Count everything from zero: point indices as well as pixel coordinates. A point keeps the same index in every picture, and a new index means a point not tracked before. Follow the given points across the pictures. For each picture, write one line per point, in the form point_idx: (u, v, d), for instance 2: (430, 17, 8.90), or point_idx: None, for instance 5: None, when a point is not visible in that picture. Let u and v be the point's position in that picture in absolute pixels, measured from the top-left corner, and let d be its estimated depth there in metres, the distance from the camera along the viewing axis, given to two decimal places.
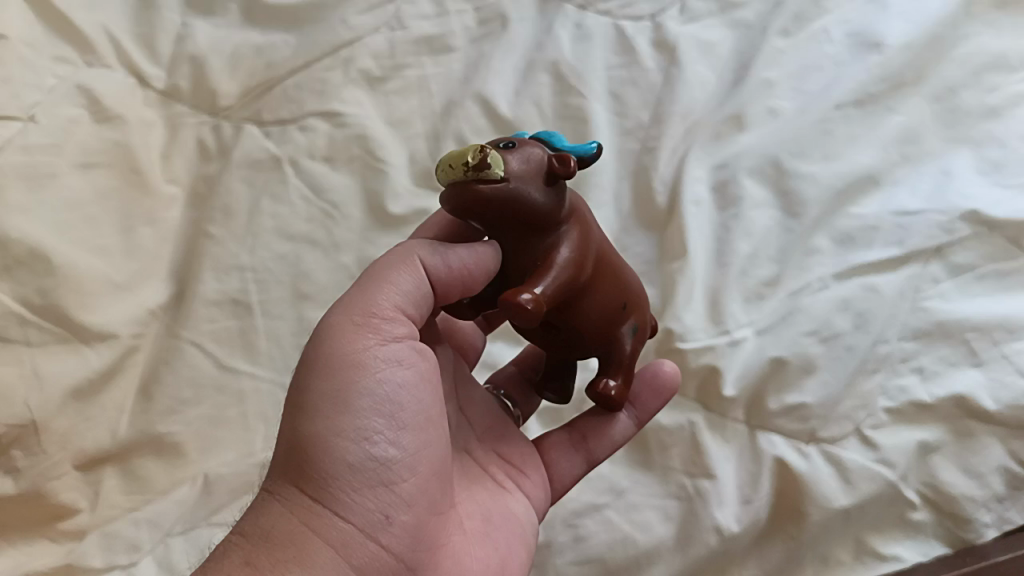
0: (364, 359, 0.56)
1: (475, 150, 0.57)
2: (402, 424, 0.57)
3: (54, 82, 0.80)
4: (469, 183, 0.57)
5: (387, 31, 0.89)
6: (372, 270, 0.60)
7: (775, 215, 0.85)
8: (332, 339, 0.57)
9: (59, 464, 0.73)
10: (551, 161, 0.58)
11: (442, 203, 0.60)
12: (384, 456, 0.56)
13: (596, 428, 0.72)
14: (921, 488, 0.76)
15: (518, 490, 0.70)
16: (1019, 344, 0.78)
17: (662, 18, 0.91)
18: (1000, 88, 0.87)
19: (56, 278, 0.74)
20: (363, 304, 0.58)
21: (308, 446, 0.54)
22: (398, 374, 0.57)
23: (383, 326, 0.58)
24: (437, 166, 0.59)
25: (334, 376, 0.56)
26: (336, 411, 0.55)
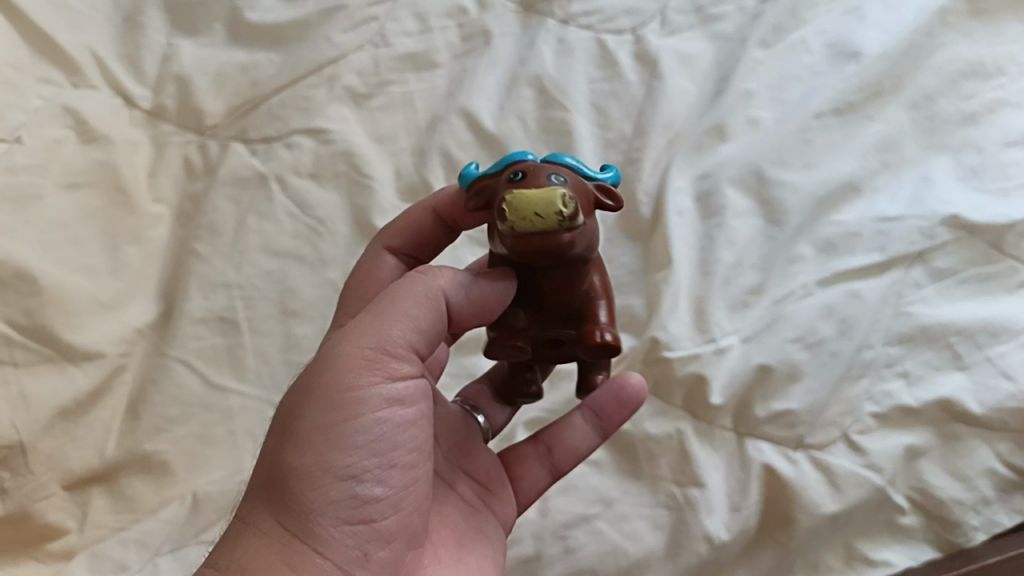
0: (362, 396, 0.55)
1: (565, 199, 0.54)
2: (391, 462, 0.57)
3: (39, 103, 0.80)
4: (560, 236, 0.55)
5: (371, 48, 0.89)
6: (386, 297, 0.58)
7: (757, 223, 0.86)
8: (333, 370, 0.56)
9: (46, 485, 0.73)
10: (601, 198, 0.60)
11: (513, 246, 0.56)
12: (369, 494, 0.56)
13: (560, 440, 0.73)
14: (909, 492, 0.76)
15: (487, 509, 0.70)
16: (1002, 347, 0.79)
17: (643, 32, 0.92)
18: (976, 95, 0.88)
19: (42, 298, 0.75)
20: (372, 336, 0.56)
21: (296, 480, 0.54)
22: (395, 414, 0.57)
23: (388, 364, 0.56)
24: (517, 209, 0.54)
25: (333, 410, 0.55)
26: (329, 448, 0.54)
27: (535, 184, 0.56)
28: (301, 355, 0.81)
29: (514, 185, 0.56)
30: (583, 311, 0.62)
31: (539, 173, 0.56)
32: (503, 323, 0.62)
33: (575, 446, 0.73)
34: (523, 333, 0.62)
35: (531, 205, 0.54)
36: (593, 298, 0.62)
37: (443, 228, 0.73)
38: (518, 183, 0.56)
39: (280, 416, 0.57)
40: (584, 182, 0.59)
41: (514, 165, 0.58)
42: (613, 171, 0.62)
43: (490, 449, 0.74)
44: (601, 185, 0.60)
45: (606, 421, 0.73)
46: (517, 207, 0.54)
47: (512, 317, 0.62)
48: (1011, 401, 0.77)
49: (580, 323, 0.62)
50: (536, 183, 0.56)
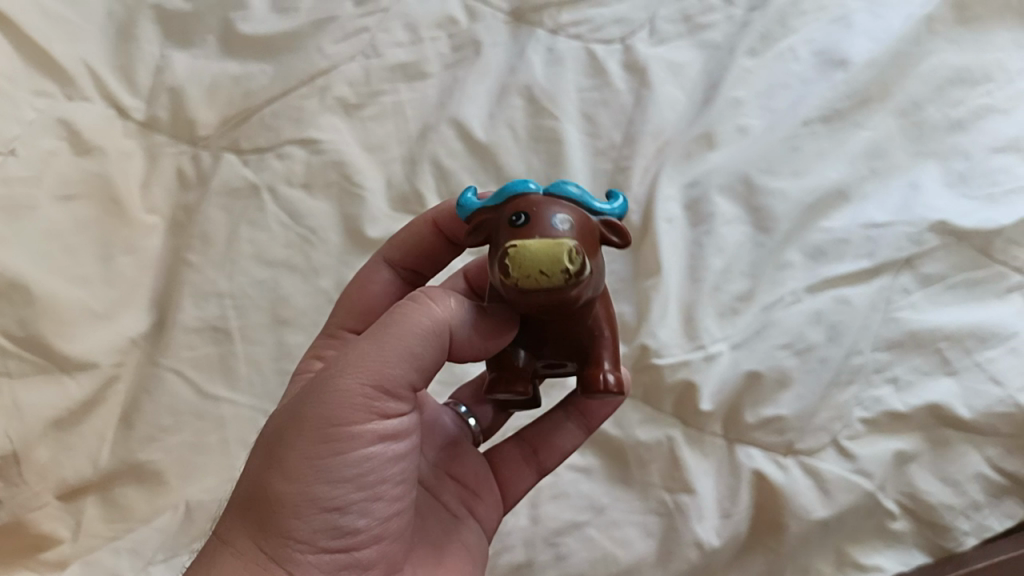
0: (353, 430, 0.55)
1: (573, 254, 0.51)
2: (375, 496, 0.57)
3: (33, 115, 0.81)
4: (567, 292, 0.52)
5: (362, 59, 0.90)
6: (388, 327, 0.55)
7: (746, 231, 0.86)
8: (327, 400, 0.54)
9: (39, 495, 0.73)
10: (607, 235, 0.57)
11: (519, 302, 0.53)
12: (351, 526, 0.56)
13: (546, 440, 0.73)
14: (899, 497, 0.76)
15: (471, 518, 0.70)
16: (990, 352, 0.79)
17: (632, 41, 0.93)
18: (963, 102, 0.89)
19: (35, 308, 0.75)
20: (370, 370, 0.54)
21: (280, 507, 0.54)
22: (386, 450, 0.57)
23: (382, 400, 0.55)
24: (521, 269, 0.51)
25: (323, 442, 0.54)
26: (316, 480, 0.54)
27: (539, 233, 0.53)
28: (293, 364, 0.82)
29: (516, 231, 0.53)
30: (587, 350, 0.59)
31: (542, 218, 0.54)
32: (501, 365, 0.60)
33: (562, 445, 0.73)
34: (522, 375, 0.60)
35: (536, 262, 0.51)
36: (596, 335, 0.59)
37: (444, 241, 0.72)
38: (521, 229, 0.54)
39: (268, 437, 0.56)
40: (589, 217, 0.56)
41: (517, 206, 0.55)
42: (621, 199, 0.59)
43: (479, 454, 0.73)
44: (606, 221, 0.57)
45: (591, 418, 0.73)
46: (520, 264, 0.51)
47: (510, 356, 0.59)
48: (1000, 406, 0.77)
49: (584, 363, 0.59)
50: (540, 231, 0.53)
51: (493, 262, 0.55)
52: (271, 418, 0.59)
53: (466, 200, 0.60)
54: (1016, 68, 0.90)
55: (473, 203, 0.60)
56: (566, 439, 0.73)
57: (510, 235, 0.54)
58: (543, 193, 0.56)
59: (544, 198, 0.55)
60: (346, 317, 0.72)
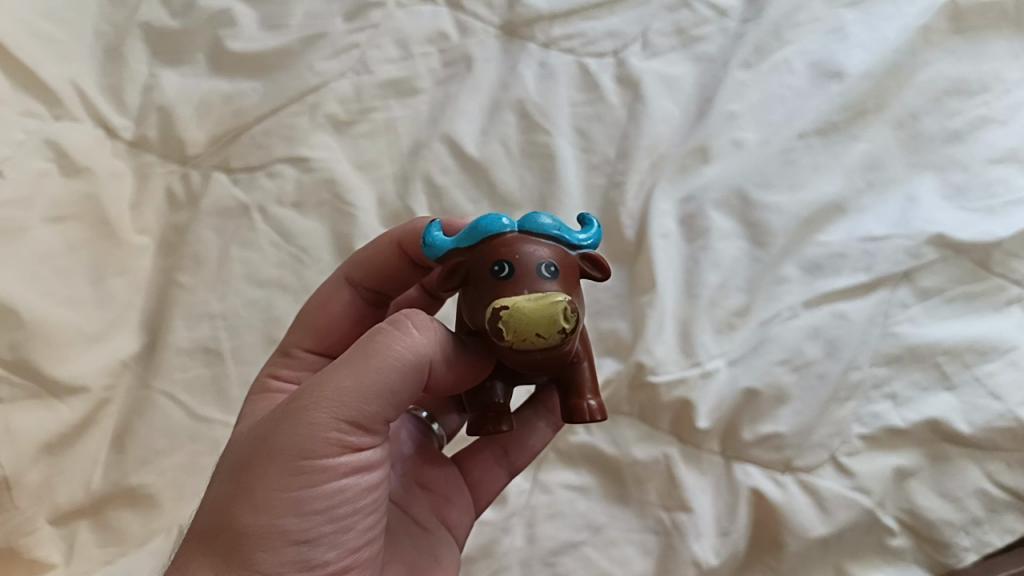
0: (326, 463, 0.54)
1: (567, 312, 0.52)
2: (346, 527, 0.56)
3: (22, 136, 0.80)
4: (562, 346, 0.54)
5: (353, 75, 0.89)
6: (366, 356, 0.55)
7: (741, 245, 0.86)
8: (300, 432, 0.53)
9: (32, 519, 0.72)
10: (588, 269, 0.57)
11: (513, 358, 0.54)
12: (320, 558, 0.55)
13: (516, 441, 0.72)
14: (898, 514, 0.76)
15: (442, 527, 0.69)
16: (991, 367, 0.78)
17: (625, 54, 0.92)
18: (960, 112, 0.88)
19: (26, 331, 0.74)
20: (345, 403, 0.54)
21: (247, 540, 0.53)
22: (359, 480, 0.56)
23: (357, 432, 0.55)
24: (518, 335, 0.52)
25: (295, 474, 0.53)
26: (287, 512, 0.53)
27: (526, 285, 0.53)
28: None
29: (502, 284, 0.53)
30: (568, 378, 0.59)
31: (527, 265, 0.53)
32: (482, 403, 0.60)
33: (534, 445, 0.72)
34: (506, 410, 0.60)
35: (532, 324, 0.52)
36: (577, 363, 0.59)
37: (408, 264, 0.71)
38: (505, 280, 0.53)
39: (236, 467, 0.55)
40: (568, 252, 0.56)
41: (497, 252, 0.54)
42: (594, 226, 0.59)
43: (447, 460, 0.72)
44: (586, 255, 0.57)
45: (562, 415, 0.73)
46: (516, 327, 0.52)
47: (490, 392, 0.60)
48: (1000, 421, 0.76)
49: (566, 392, 0.59)
50: (528, 283, 0.53)
51: (478, 313, 0.55)
52: (237, 444, 0.58)
53: (434, 238, 0.58)
54: (1012, 77, 0.89)
55: (442, 242, 0.58)
56: (538, 438, 0.72)
57: (495, 287, 0.54)
58: (517, 230, 0.55)
59: (521, 239, 0.55)
60: (303, 336, 0.71)
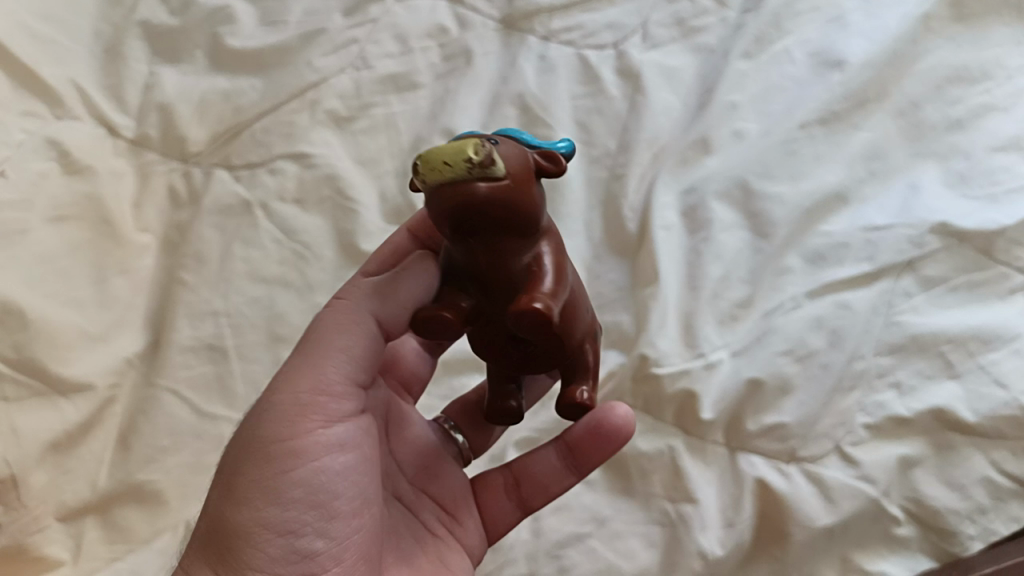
0: (296, 447, 0.57)
1: (476, 146, 0.52)
2: (331, 515, 0.58)
3: (23, 136, 0.80)
4: (471, 183, 0.52)
5: (352, 71, 0.89)
6: (315, 337, 0.59)
7: (743, 236, 0.85)
8: (266, 420, 0.58)
9: (38, 518, 0.72)
10: (541, 161, 0.56)
11: (429, 205, 0.54)
12: (308, 548, 0.57)
13: (530, 477, 0.71)
14: (904, 503, 0.76)
15: (452, 539, 0.70)
16: (996, 355, 0.78)
17: (625, 46, 0.92)
18: (962, 100, 0.87)
19: (30, 332, 0.74)
20: (305, 383, 0.58)
21: (234, 534, 0.55)
22: (335, 463, 0.59)
23: (320, 408, 0.58)
24: (426, 163, 0.53)
25: (269, 462, 0.56)
26: (267, 502, 0.56)
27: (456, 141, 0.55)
28: None
29: None
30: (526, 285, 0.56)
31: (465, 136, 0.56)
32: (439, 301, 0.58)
33: (543, 473, 0.71)
34: (458, 305, 0.57)
35: (441, 152, 0.53)
36: (535, 268, 0.56)
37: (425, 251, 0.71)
38: None
39: (222, 468, 0.59)
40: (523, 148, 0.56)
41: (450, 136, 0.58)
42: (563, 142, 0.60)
43: (461, 475, 0.73)
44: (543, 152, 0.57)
45: (582, 461, 0.70)
46: (426, 157, 0.53)
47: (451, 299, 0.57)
48: (1005, 409, 0.76)
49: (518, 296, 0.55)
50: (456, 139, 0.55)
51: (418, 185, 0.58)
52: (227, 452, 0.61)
53: None
54: (1015, 64, 0.88)
55: None
56: (545, 465, 0.71)
57: None
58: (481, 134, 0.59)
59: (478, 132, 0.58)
60: None
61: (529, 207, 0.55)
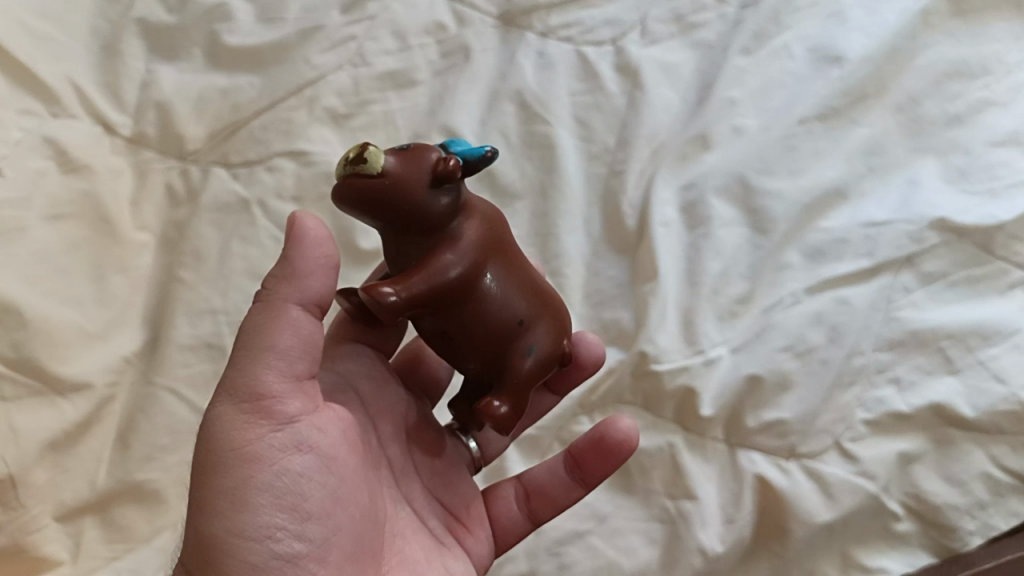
0: (255, 449, 0.58)
1: (357, 147, 0.55)
2: (305, 514, 0.58)
3: (19, 135, 0.80)
4: (348, 180, 0.55)
5: (351, 68, 0.89)
6: (247, 340, 0.60)
7: (743, 232, 0.85)
8: (221, 429, 0.58)
9: (38, 518, 0.72)
10: (435, 161, 0.55)
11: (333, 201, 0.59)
12: (287, 550, 0.57)
13: (541, 489, 0.73)
14: (903, 498, 0.76)
15: (459, 547, 0.70)
16: (995, 350, 0.78)
17: (624, 42, 0.92)
18: (961, 95, 0.87)
19: (28, 330, 0.74)
20: (249, 385, 0.59)
21: (210, 545, 0.55)
22: (297, 460, 0.59)
23: (272, 407, 0.59)
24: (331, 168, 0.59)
25: (230, 469, 0.57)
26: (235, 507, 0.56)
27: None
28: None
29: None
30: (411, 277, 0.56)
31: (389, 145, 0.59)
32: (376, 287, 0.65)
33: (541, 478, 0.73)
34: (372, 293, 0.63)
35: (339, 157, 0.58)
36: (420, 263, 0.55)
37: None
38: None
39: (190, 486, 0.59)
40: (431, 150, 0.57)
41: None
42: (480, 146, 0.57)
43: (474, 484, 0.73)
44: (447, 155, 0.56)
45: (588, 473, 0.72)
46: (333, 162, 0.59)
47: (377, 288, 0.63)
48: (1005, 404, 0.76)
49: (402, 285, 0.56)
50: None
51: None
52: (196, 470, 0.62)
53: None
54: (1014, 60, 0.89)
55: None
56: (553, 479, 0.73)
57: None
58: None
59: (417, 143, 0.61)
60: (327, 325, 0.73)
61: (409, 203, 0.54)
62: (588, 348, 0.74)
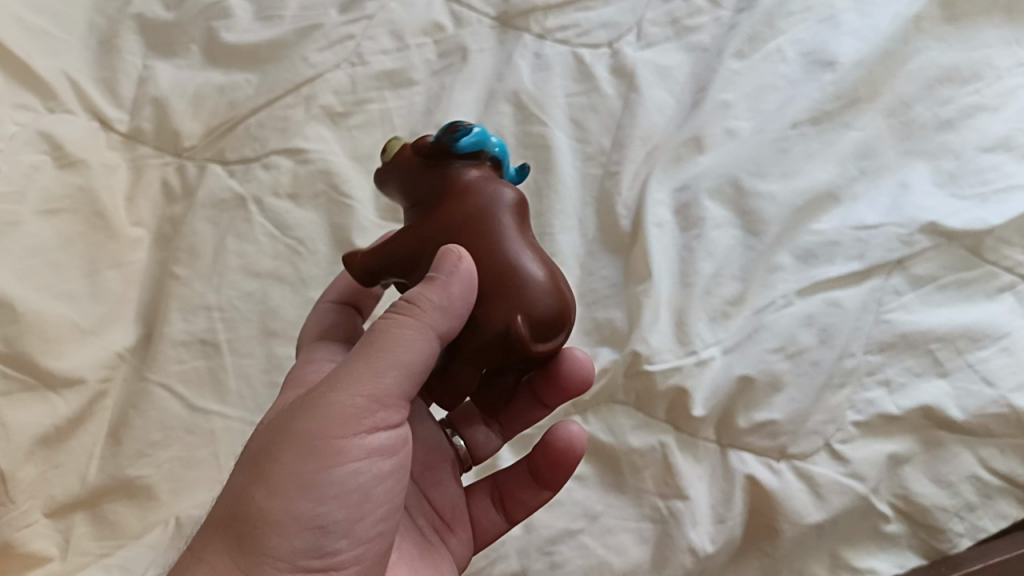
0: (340, 445, 0.56)
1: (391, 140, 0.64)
2: (360, 515, 0.58)
3: (15, 129, 0.80)
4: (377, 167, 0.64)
5: (348, 66, 0.90)
6: (383, 340, 0.56)
7: (735, 234, 0.86)
8: (316, 414, 0.56)
9: (28, 513, 0.72)
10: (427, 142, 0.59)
11: None
12: (332, 546, 0.57)
13: (515, 492, 0.74)
14: (893, 500, 0.76)
15: (444, 547, 0.72)
16: (983, 353, 0.79)
17: (619, 45, 0.93)
18: (952, 100, 0.88)
19: (20, 325, 0.74)
20: (366, 383, 0.56)
21: (262, 522, 0.55)
22: (373, 465, 0.58)
23: (373, 415, 0.57)
24: None
25: (311, 456, 0.56)
26: (300, 495, 0.55)
27: None
28: (284, 376, 0.81)
29: None
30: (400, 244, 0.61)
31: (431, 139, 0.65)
32: None
33: (511, 481, 0.74)
34: None
35: None
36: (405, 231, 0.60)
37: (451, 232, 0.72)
38: None
39: (255, 453, 0.57)
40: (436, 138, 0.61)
41: None
42: (477, 128, 0.59)
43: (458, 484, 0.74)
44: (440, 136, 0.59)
45: (550, 479, 0.72)
46: None
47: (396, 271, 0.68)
48: (993, 407, 0.77)
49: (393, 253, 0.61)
50: None
51: None
52: (258, 430, 0.60)
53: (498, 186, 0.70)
54: (1005, 65, 0.90)
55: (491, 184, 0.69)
56: (521, 483, 0.74)
57: None
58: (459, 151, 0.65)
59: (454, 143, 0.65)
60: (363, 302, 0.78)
61: (404, 183, 0.60)
62: (577, 365, 0.69)
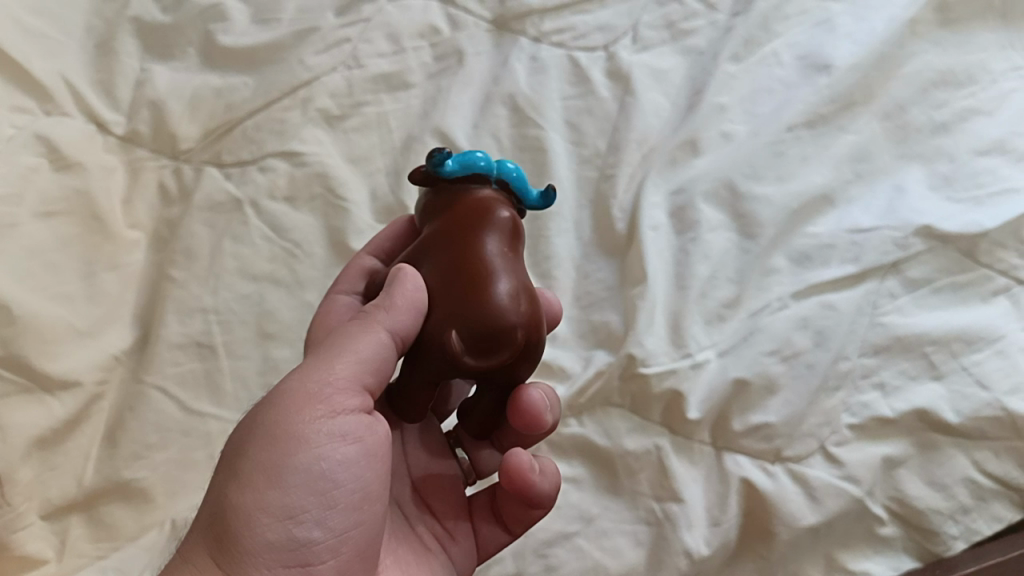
0: (304, 433, 0.57)
1: None
2: (332, 503, 0.58)
3: (12, 131, 0.80)
4: None
5: (344, 69, 0.90)
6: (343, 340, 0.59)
7: (731, 237, 0.86)
8: (280, 407, 0.58)
9: (23, 516, 0.72)
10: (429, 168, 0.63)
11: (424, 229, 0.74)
12: (306, 537, 0.57)
13: (513, 507, 0.73)
14: (887, 502, 0.76)
15: (444, 554, 0.72)
16: (977, 355, 0.79)
17: (615, 48, 0.93)
18: (947, 104, 0.89)
19: (16, 327, 0.74)
20: (326, 374, 0.58)
21: (234, 516, 0.55)
22: (338, 450, 0.58)
23: (335, 402, 0.58)
24: None
25: (278, 447, 0.57)
26: (268, 486, 0.56)
27: None
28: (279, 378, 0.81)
29: None
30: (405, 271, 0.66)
31: None
32: None
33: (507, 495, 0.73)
34: None
35: None
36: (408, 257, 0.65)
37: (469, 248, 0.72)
38: None
39: (229, 453, 0.59)
40: None
41: None
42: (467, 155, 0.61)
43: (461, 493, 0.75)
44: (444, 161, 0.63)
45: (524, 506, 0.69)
46: None
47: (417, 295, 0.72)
48: (987, 410, 0.77)
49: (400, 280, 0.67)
50: None
51: None
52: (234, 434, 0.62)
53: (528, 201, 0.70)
54: (999, 69, 0.90)
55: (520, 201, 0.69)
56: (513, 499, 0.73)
57: None
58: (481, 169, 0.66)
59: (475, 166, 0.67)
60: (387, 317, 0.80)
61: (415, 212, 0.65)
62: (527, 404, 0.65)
